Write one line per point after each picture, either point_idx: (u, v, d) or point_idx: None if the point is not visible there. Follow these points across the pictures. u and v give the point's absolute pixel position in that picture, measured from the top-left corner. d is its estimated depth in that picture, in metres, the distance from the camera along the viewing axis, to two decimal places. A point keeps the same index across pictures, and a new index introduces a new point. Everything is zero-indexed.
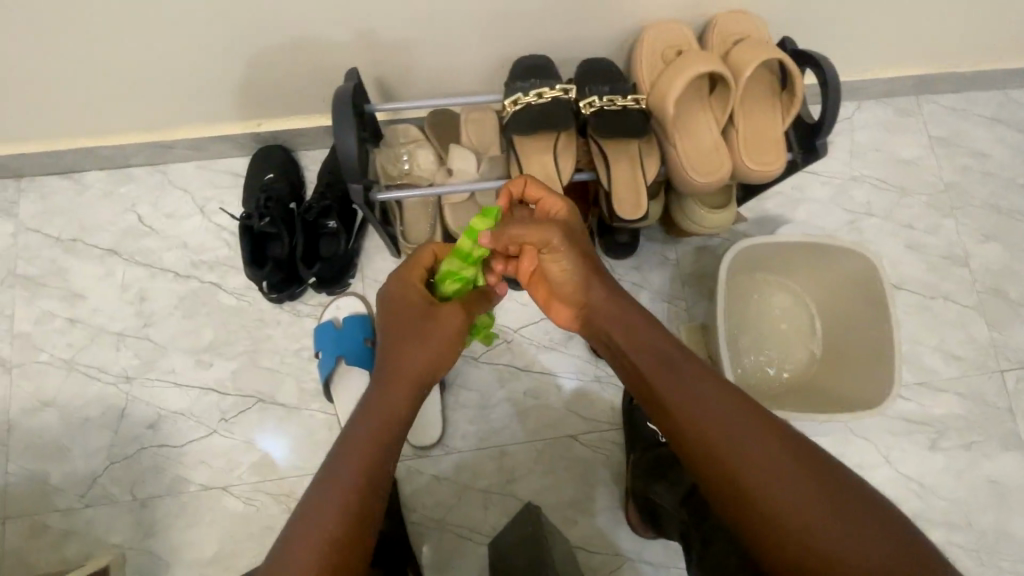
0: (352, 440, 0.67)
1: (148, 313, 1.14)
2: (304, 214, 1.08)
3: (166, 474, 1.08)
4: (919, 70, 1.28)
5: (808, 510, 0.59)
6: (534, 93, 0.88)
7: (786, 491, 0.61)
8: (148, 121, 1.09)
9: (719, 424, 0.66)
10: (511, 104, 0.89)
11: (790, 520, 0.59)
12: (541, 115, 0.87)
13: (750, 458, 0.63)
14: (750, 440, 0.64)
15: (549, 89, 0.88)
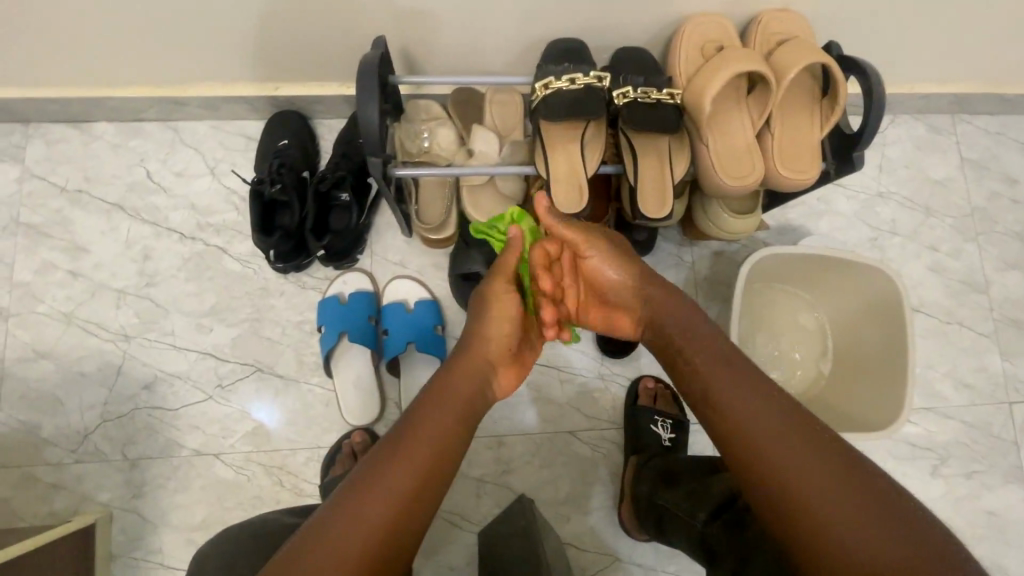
0: (423, 419, 0.64)
1: (150, 272, 1.11)
2: (318, 185, 1.04)
3: (158, 436, 1.06)
4: (959, 88, 1.23)
5: (813, 477, 0.57)
6: (567, 78, 0.84)
7: (794, 458, 0.58)
8: (162, 76, 1.05)
9: (737, 396, 0.65)
10: (542, 88, 0.84)
11: (795, 487, 0.57)
12: (572, 102, 0.83)
13: (764, 429, 0.62)
14: (784, 436, 0.60)
15: (582, 75, 0.84)
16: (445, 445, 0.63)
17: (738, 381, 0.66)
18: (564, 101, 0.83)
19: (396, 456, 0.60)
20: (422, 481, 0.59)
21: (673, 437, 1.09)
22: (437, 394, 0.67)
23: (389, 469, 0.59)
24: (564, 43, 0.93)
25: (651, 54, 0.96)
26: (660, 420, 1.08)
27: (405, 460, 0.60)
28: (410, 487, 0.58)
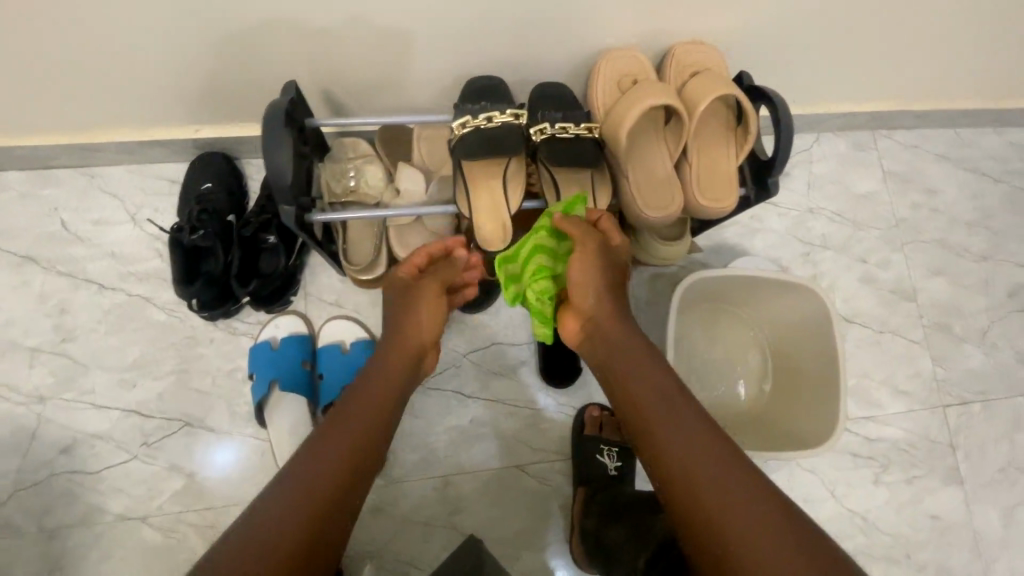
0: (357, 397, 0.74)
1: (67, 327, 1.06)
2: (242, 229, 1.01)
3: (79, 502, 1.00)
4: (876, 106, 1.29)
5: (744, 519, 0.58)
6: (484, 116, 0.84)
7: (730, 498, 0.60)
8: (74, 123, 1.01)
9: (680, 430, 0.67)
10: (459, 127, 0.85)
11: (725, 523, 0.58)
12: (489, 140, 0.83)
13: (699, 462, 0.63)
14: (726, 478, 0.61)
15: (499, 113, 0.84)
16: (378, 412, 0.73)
17: (675, 415, 0.68)
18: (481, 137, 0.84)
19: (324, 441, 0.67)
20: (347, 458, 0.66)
21: (620, 465, 1.10)
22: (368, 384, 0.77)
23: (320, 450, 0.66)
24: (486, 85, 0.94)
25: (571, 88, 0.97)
26: (606, 449, 1.09)
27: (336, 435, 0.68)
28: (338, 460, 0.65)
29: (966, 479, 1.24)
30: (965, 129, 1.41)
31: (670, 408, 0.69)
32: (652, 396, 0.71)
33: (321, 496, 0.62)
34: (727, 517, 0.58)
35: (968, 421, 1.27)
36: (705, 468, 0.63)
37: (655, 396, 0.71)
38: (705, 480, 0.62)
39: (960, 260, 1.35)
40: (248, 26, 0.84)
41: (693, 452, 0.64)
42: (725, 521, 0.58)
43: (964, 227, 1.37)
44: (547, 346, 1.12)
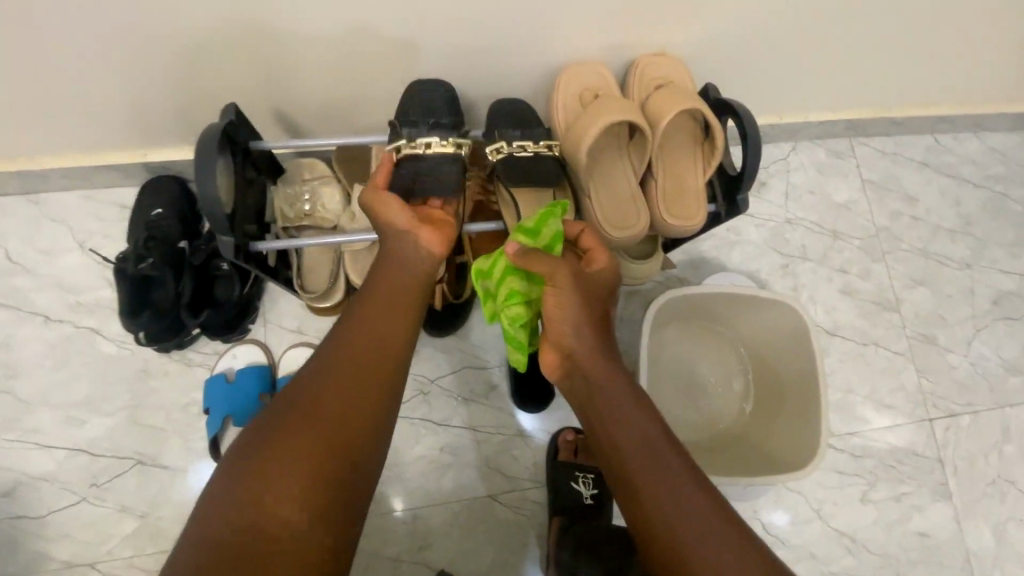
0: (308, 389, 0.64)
1: (12, 363, 1.00)
2: (192, 258, 0.96)
3: (22, 549, 0.94)
4: (852, 114, 1.27)
5: None
6: (422, 142, 0.83)
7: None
8: (15, 149, 0.97)
9: (679, 507, 0.64)
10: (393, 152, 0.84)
11: None
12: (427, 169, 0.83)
13: (703, 542, 0.62)
14: (728, 559, 0.61)
15: (437, 141, 0.84)
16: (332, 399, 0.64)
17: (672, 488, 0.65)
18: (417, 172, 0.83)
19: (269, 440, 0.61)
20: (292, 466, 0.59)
21: (596, 493, 1.04)
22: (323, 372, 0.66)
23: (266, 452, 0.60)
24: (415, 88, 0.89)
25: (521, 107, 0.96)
26: (581, 476, 1.04)
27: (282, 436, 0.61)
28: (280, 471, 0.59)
29: (955, 495, 1.20)
30: (943, 135, 1.38)
31: (664, 479, 0.65)
32: (640, 455, 0.67)
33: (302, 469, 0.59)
34: None
35: (956, 434, 1.23)
36: (694, 538, 0.62)
37: (641, 454, 0.67)
38: (699, 559, 0.61)
39: (942, 268, 1.32)
40: (189, 45, 0.80)
41: (684, 522, 0.63)
42: None
43: (945, 234, 1.34)
44: (519, 368, 1.08)
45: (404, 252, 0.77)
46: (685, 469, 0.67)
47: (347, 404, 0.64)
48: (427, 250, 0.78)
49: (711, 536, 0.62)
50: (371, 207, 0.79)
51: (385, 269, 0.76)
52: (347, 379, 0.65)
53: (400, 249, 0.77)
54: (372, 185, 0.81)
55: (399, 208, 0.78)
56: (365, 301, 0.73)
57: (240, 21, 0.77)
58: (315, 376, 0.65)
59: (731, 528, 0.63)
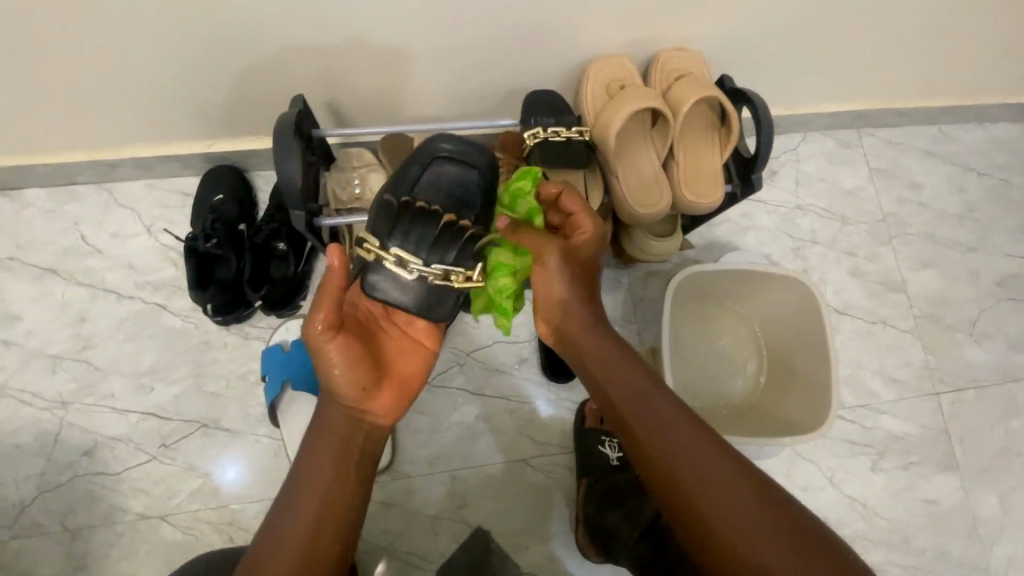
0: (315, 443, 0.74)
1: (88, 335, 1.10)
2: (253, 237, 1.06)
3: (100, 503, 1.04)
4: (859, 106, 1.34)
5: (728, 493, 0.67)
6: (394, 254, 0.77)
7: (713, 477, 0.68)
8: (94, 141, 1.07)
9: (662, 425, 0.74)
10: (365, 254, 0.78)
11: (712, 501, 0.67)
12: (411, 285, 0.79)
13: (684, 450, 0.71)
14: (707, 459, 0.70)
15: (410, 258, 0.77)
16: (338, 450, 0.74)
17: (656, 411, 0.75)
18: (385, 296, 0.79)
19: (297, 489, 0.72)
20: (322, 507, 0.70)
21: (622, 456, 1.10)
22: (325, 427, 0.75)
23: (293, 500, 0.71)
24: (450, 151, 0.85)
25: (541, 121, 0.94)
26: (607, 440, 1.11)
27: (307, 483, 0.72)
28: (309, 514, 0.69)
29: (961, 465, 1.27)
30: (948, 126, 1.45)
31: (647, 405, 0.76)
32: (627, 403, 0.77)
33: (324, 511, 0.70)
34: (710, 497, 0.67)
35: (961, 408, 1.30)
36: (681, 461, 0.70)
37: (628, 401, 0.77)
38: (681, 463, 0.70)
39: (947, 252, 1.39)
40: (259, 45, 0.90)
41: (671, 448, 0.71)
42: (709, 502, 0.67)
43: (950, 220, 1.41)
44: (549, 342, 1.17)
45: (354, 410, 0.76)
46: (670, 405, 0.75)
47: (316, 526, 0.69)
48: (377, 415, 0.78)
49: (695, 456, 0.70)
50: (315, 352, 0.73)
51: (336, 410, 0.75)
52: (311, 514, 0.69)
53: (351, 406, 0.75)
54: (317, 325, 0.71)
55: (349, 368, 0.73)
56: (320, 437, 0.74)
57: (305, 23, 0.86)
58: (285, 510, 0.70)
59: (714, 449, 0.71)
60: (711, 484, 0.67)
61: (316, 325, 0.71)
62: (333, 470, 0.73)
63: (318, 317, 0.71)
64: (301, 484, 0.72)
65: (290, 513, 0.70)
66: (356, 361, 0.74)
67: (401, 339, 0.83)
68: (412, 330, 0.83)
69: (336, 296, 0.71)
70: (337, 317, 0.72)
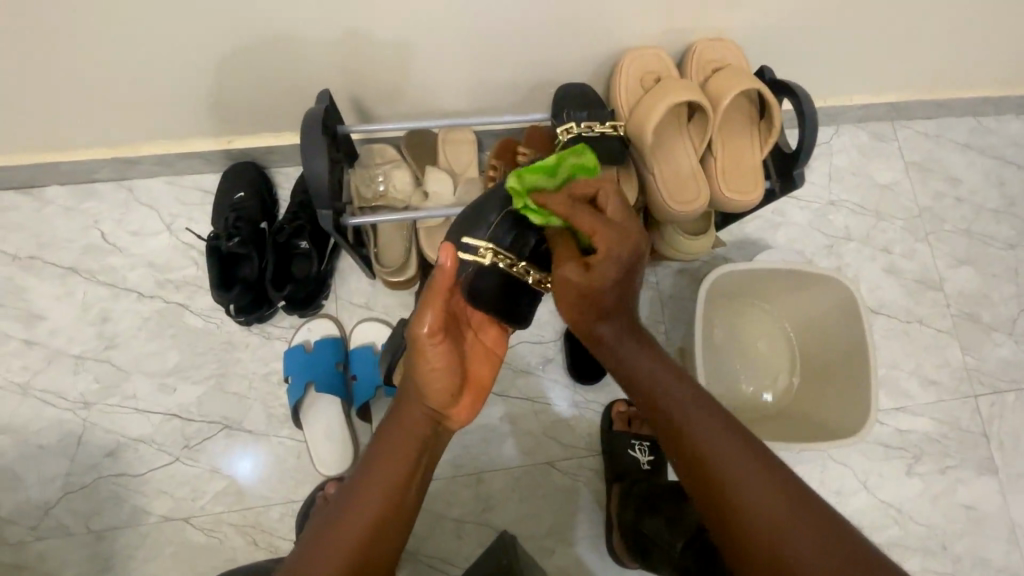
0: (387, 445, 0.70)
1: (110, 335, 1.09)
2: (275, 235, 1.03)
3: (124, 504, 1.03)
4: (896, 97, 1.29)
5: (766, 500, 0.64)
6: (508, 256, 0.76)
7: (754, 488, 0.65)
8: (113, 139, 1.05)
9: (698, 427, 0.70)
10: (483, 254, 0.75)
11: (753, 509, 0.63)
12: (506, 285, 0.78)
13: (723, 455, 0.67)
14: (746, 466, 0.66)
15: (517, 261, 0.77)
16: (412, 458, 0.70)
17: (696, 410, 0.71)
18: (473, 292, 0.76)
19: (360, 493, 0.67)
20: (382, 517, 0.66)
21: (652, 459, 1.09)
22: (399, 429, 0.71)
23: (356, 506, 0.66)
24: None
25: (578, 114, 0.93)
26: (637, 443, 1.09)
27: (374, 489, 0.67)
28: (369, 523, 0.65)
29: (1000, 469, 1.23)
30: (987, 117, 1.39)
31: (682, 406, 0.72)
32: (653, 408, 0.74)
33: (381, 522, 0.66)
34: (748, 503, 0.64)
35: (1001, 411, 1.26)
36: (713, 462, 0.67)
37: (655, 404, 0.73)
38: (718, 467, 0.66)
39: (985, 248, 1.34)
40: (281, 39, 0.87)
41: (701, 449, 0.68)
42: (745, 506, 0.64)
43: (989, 215, 1.36)
44: (575, 342, 1.14)
45: (433, 414, 0.72)
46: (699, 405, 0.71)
47: (371, 542, 0.64)
48: (454, 421, 0.74)
49: (725, 457, 0.67)
50: (414, 349, 0.70)
51: (417, 413, 0.71)
52: (363, 527, 0.64)
53: (433, 410, 0.72)
54: (421, 327, 0.69)
55: (443, 372, 0.70)
56: (391, 440, 0.71)
57: (329, 17, 0.83)
58: (340, 514, 0.66)
59: (747, 451, 0.67)
60: (743, 484, 0.65)
61: (423, 327, 0.69)
62: (401, 477, 0.69)
63: (427, 317, 0.69)
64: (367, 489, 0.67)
65: (348, 520, 0.65)
66: (452, 362, 0.71)
67: (480, 346, 0.79)
68: (487, 338, 0.81)
69: (444, 296, 0.70)
70: (442, 320, 0.70)
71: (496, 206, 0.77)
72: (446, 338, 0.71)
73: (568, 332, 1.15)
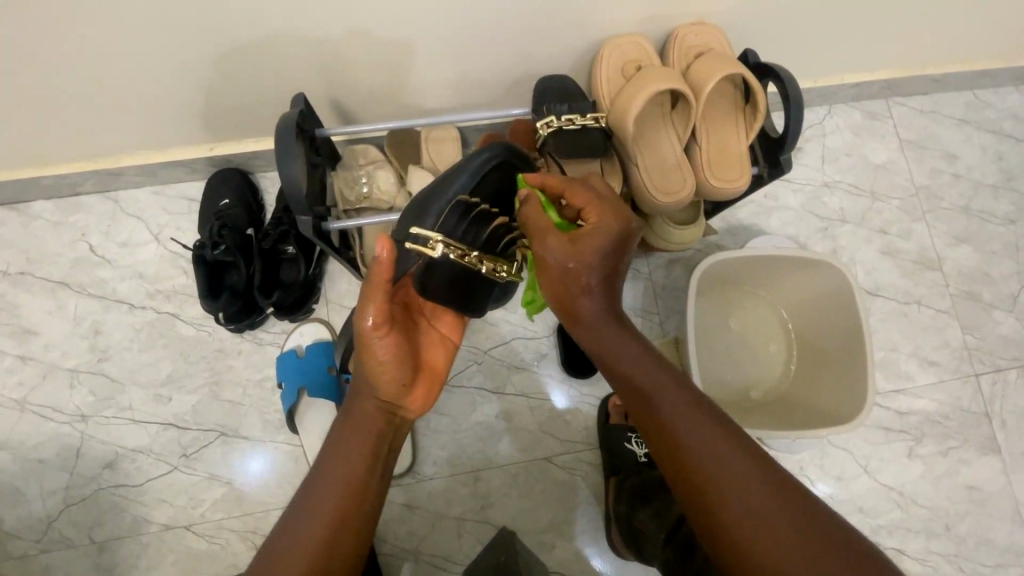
0: (342, 441, 0.70)
1: (103, 347, 1.10)
2: (261, 242, 1.03)
3: (125, 514, 1.04)
4: (888, 74, 1.26)
5: (738, 486, 0.63)
6: (458, 248, 0.72)
7: (727, 472, 0.64)
8: (94, 151, 1.05)
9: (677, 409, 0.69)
10: (432, 245, 0.71)
11: (723, 493, 0.63)
12: (458, 277, 0.75)
13: (698, 437, 0.66)
14: (722, 452, 0.65)
15: (469, 253, 0.73)
16: (368, 452, 0.69)
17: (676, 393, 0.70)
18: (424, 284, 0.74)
19: (316, 488, 0.67)
20: (340, 512, 0.65)
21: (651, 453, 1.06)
22: (352, 422, 0.71)
23: (313, 503, 0.66)
24: (490, 154, 0.79)
25: (558, 106, 0.91)
26: (634, 436, 1.07)
27: (330, 484, 0.67)
28: (327, 520, 0.65)
29: (1004, 448, 1.22)
30: (983, 90, 1.36)
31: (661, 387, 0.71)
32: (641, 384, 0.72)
33: (338, 518, 0.65)
34: (720, 486, 0.63)
35: (1002, 389, 1.24)
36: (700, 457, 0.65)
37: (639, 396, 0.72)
38: (691, 448, 0.66)
39: (984, 225, 1.32)
40: (253, 44, 0.85)
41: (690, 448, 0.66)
42: (717, 488, 0.63)
43: (987, 191, 1.33)
44: (567, 336, 1.13)
45: (386, 406, 0.72)
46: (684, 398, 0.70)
47: (331, 540, 0.64)
48: (410, 411, 0.74)
49: (700, 435, 0.66)
50: (361, 343, 0.69)
51: (371, 406, 0.72)
52: (321, 522, 0.64)
53: (385, 401, 0.72)
54: (364, 321, 0.68)
55: (393, 365, 0.70)
56: (348, 432, 0.70)
57: (298, 20, 0.82)
58: (300, 514, 0.65)
59: (726, 436, 0.66)
60: (717, 465, 0.64)
61: (366, 321, 0.68)
62: (358, 470, 0.68)
63: (370, 311, 0.67)
64: (323, 486, 0.67)
65: (308, 518, 0.65)
66: (400, 354, 0.71)
67: (432, 333, 0.80)
68: (440, 325, 0.81)
69: (383, 290, 0.67)
70: (386, 312, 0.68)
71: (453, 194, 0.74)
72: (392, 331, 0.70)
73: (560, 326, 1.15)
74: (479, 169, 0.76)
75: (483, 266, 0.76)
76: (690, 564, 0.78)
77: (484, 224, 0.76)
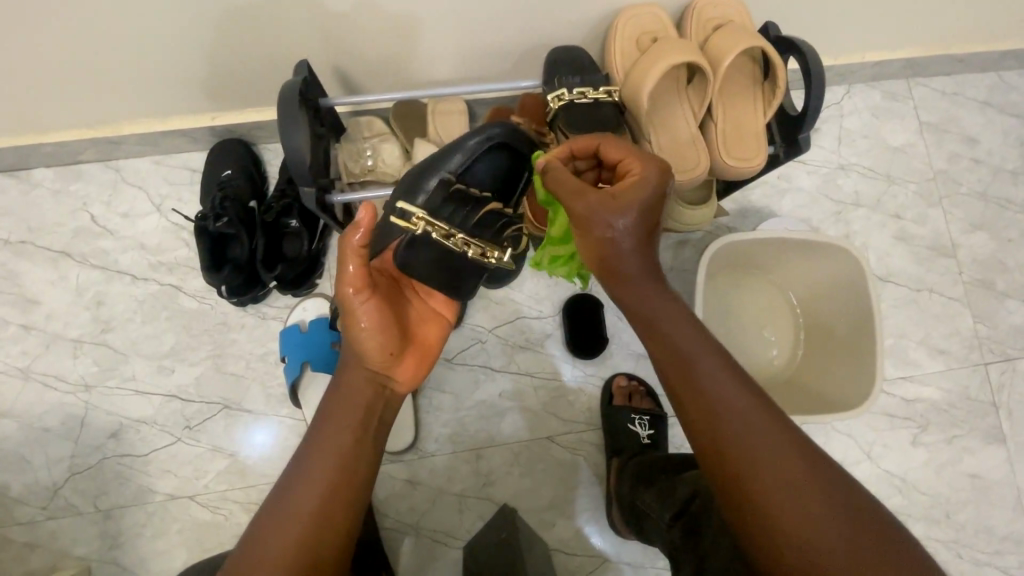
0: (331, 415, 0.69)
1: (106, 318, 1.09)
2: (264, 214, 1.01)
3: (130, 484, 1.05)
4: (911, 53, 1.21)
5: (778, 470, 0.62)
6: (454, 234, 0.77)
7: (768, 461, 0.62)
8: (92, 120, 1.02)
9: (718, 393, 0.67)
10: (415, 220, 0.75)
11: (761, 477, 0.62)
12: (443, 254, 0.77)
13: (735, 422, 0.65)
14: (759, 438, 0.64)
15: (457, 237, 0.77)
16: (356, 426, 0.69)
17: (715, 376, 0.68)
18: (406, 262, 0.76)
19: (308, 465, 0.66)
20: (335, 487, 0.65)
21: (652, 433, 1.08)
22: (339, 395, 0.70)
23: (303, 481, 0.65)
24: (488, 133, 0.82)
25: (571, 78, 0.88)
26: (636, 417, 1.08)
27: (322, 459, 0.66)
28: (319, 497, 0.64)
29: (1008, 438, 1.21)
30: (1008, 72, 1.32)
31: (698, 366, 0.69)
32: (672, 364, 0.70)
33: (329, 494, 0.64)
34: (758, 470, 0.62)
35: (1011, 379, 1.23)
36: (735, 425, 0.65)
37: (677, 360, 0.70)
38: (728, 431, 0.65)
39: (1001, 212, 1.28)
40: (253, 9, 0.82)
41: (725, 414, 0.65)
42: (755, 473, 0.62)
43: (1007, 177, 1.30)
44: (573, 317, 1.13)
45: (375, 377, 0.71)
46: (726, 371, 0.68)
47: (320, 518, 0.63)
48: (399, 383, 0.73)
49: (738, 419, 0.65)
50: (344, 308, 0.67)
51: (358, 377, 0.70)
52: (312, 496, 0.64)
53: (375, 371, 0.70)
54: (346, 287, 0.65)
55: (380, 335, 0.68)
56: (337, 406, 0.69)
57: None
58: (291, 484, 0.65)
59: (766, 416, 0.65)
60: (754, 452, 0.63)
61: (349, 287, 0.65)
62: (348, 445, 0.67)
63: (348, 276, 0.64)
64: (318, 460, 0.66)
65: (301, 493, 0.64)
66: (386, 326, 0.68)
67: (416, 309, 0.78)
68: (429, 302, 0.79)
69: (362, 258, 0.64)
70: (365, 275, 0.65)
71: (433, 177, 0.79)
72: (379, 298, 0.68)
73: (566, 307, 1.14)
74: (474, 150, 0.82)
75: (471, 251, 0.78)
76: (698, 544, 0.77)
77: (472, 206, 0.79)
